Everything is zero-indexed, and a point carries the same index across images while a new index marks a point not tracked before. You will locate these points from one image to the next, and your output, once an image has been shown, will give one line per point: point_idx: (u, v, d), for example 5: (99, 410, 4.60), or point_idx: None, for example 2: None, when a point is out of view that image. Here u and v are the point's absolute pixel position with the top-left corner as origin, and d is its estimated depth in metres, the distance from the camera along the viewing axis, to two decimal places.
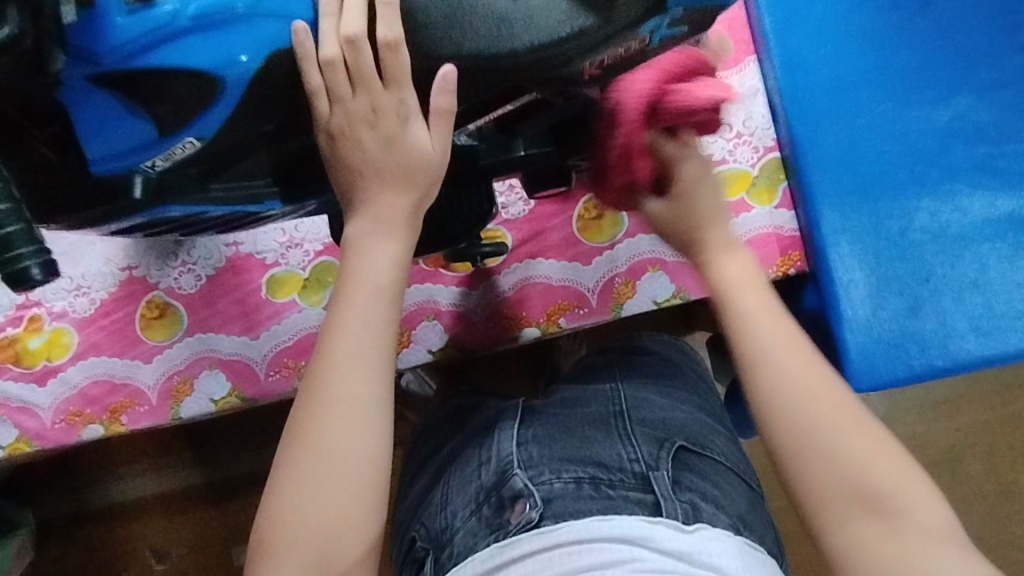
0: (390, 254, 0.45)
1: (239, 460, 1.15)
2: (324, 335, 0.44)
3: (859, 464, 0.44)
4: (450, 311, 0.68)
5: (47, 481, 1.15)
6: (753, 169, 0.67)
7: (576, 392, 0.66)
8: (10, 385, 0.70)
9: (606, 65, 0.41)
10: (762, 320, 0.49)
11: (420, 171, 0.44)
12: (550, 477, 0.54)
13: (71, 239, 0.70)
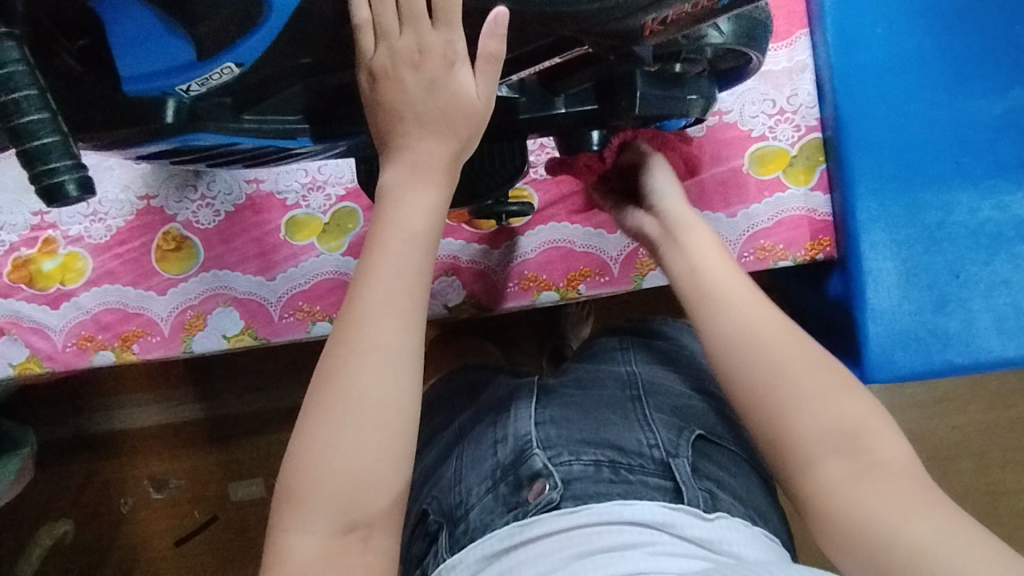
0: (427, 203, 0.44)
1: (242, 400, 1.17)
2: (358, 280, 0.43)
3: (827, 408, 0.46)
4: (469, 267, 0.68)
5: (51, 406, 1.16)
6: (792, 149, 0.65)
7: (588, 370, 0.66)
8: (24, 305, 0.70)
9: (669, 21, 0.39)
10: (727, 286, 0.53)
11: (461, 119, 0.43)
12: (570, 458, 0.55)
13: (89, 163, 0.69)
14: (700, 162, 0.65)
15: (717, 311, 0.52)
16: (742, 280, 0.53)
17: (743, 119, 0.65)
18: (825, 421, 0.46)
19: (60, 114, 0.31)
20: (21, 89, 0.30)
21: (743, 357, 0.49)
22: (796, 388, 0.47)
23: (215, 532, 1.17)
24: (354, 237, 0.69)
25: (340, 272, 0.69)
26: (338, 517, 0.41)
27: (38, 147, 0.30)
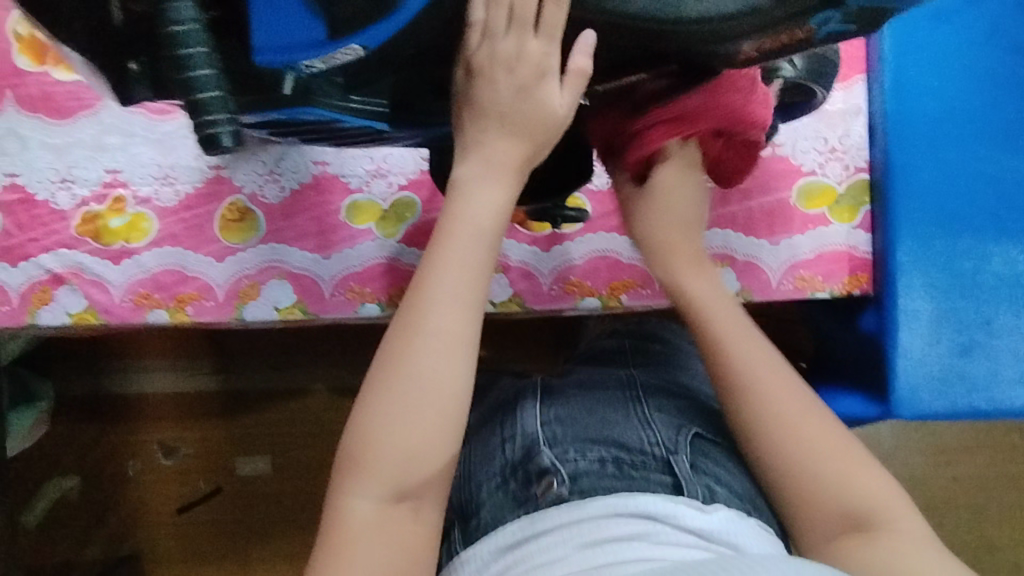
0: (493, 201, 0.47)
1: (259, 377, 1.20)
2: (422, 269, 0.46)
3: (852, 487, 0.49)
4: (518, 267, 0.70)
5: (73, 363, 1.19)
6: (839, 187, 0.68)
7: (591, 374, 0.70)
8: (87, 258, 0.73)
9: (764, 50, 0.41)
10: (758, 360, 0.54)
11: (539, 127, 0.46)
12: (575, 455, 0.58)
13: (168, 129, 0.73)
14: (749, 190, 0.68)
15: (753, 393, 0.53)
16: (767, 353, 0.55)
17: (795, 154, 0.68)
18: (855, 498, 0.49)
19: (220, 71, 0.39)
20: (192, 48, 0.36)
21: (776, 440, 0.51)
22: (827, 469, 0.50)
23: (214, 503, 1.19)
24: (411, 227, 0.72)
25: (392, 258, 0.72)
26: (391, 485, 0.44)
27: (202, 101, 0.38)
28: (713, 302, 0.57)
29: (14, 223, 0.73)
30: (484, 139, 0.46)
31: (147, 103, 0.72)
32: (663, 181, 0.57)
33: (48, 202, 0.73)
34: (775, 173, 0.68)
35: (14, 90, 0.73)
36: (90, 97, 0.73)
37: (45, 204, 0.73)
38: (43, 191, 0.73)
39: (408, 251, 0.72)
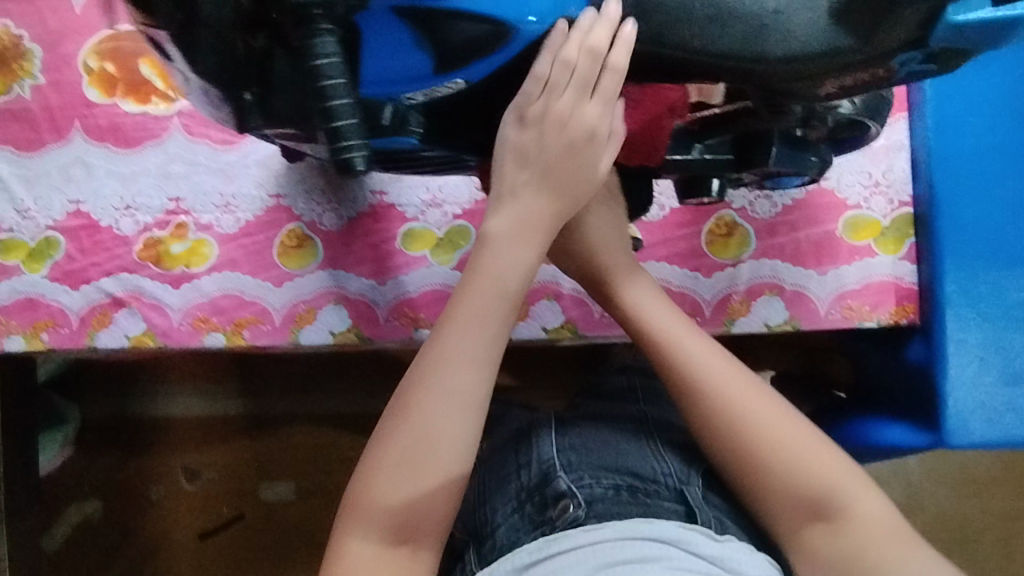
0: (522, 261, 0.50)
1: (285, 403, 1.20)
2: (441, 326, 0.50)
3: (805, 469, 0.55)
4: (571, 295, 0.72)
5: (101, 386, 1.20)
6: (884, 220, 0.70)
7: (604, 404, 0.74)
8: (148, 281, 0.75)
9: (844, 87, 0.42)
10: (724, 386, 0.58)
11: (581, 186, 0.51)
12: (591, 481, 0.63)
13: (229, 159, 0.75)
14: (796, 222, 0.70)
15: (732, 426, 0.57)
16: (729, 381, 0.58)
17: (840, 188, 0.70)
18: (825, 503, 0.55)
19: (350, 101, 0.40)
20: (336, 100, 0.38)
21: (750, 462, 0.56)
22: (799, 478, 0.55)
23: (237, 529, 1.19)
24: (465, 254, 0.74)
25: (446, 284, 0.74)
26: (391, 529, 0.49)
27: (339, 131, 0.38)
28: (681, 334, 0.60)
29: (78, 247, 0.75)
30: (522, 197, 0.50)
31: (211, 134, 0.75)
32: (596, 232, 0.61)
33: (112, 228, 0.75)
34: (821, 206, 0.70)
35: (83, 120, 0.75)
36: (156, 127, 0.75)
37: (109, 229, 0.75)
38: (107, 217, 0.75)
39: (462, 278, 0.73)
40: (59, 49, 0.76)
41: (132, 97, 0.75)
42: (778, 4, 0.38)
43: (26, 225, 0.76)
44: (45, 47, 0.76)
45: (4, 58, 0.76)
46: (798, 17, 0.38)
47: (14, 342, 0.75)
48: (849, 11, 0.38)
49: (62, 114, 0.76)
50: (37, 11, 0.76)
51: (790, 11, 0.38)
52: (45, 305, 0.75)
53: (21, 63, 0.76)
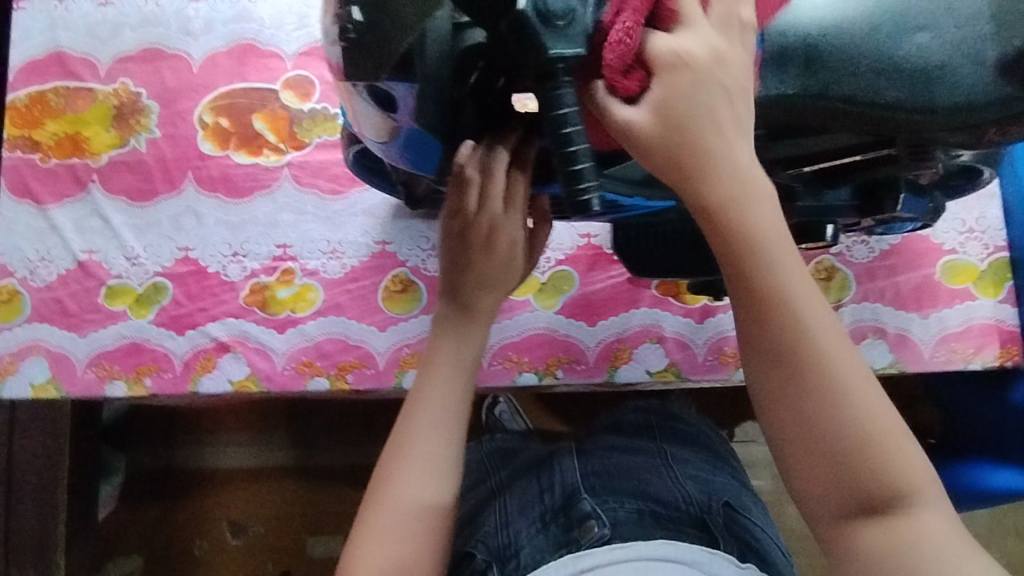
0: (475, 336, 0.53)
1: (336, 452, 1.15)
2: (415, 395, 0.52)
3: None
4: (674, 337, 0.73)
5: (150, 434, 1.15)
6: (982, 264, 0.71)
7: (624, 441, 0.73)
8: (253, 326, 0.76)
9: (1004, 135, 0.45)
10: (779, 247, 0.38)
11: (501, 279, 0.52)
12: (614, 505, 0.63)
13: (337, 208, 0.78)
14: (895, 266, 0.72)
15: (773, 300, 0.38)
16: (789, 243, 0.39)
17: (935, 234, 0.72)
18: (850, 424, 0.38)
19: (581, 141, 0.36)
20: (578, 145, 0.34)
21: (781, 338, 0.38)
22: (846, 418, 0.38)
23: None
24: (568, 298, 0.75)
25: (551, 328, 0.74)
26: None
27: (577, 170, 0.34)
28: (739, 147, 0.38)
29: (185, 293, 0.77)
30: (474, 298, 0.52)
31: (320, 185, 0.78)
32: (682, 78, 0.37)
33: (219, 274, 0.77)
34: (918, 251, 0.72)
35: (196, 172, 0.78)
36: (267, 178, 0.78)
37: (217, 275, 0.77)
38: (215, 263, 0.77)
39: (566, 322, 0.74)
40: (176, 105, 0.80)
41: (244, 149, 0.79)
42: (945, 59, 0.42)
43: (135, 271, 0.77)
44: (162, 103, 0.80)
45: (122, 114, 0.80)
46: (963, 71, 0.42)
47: (115, 387, 0.75)
48: (1013, 66, 0.42)
49: (175, 166, 0.79)
50: (156, 71, 0.81)
51: (955, 65, 0.42)
52: (150, 350, 0.76)
53: (139, 118, 0.80)
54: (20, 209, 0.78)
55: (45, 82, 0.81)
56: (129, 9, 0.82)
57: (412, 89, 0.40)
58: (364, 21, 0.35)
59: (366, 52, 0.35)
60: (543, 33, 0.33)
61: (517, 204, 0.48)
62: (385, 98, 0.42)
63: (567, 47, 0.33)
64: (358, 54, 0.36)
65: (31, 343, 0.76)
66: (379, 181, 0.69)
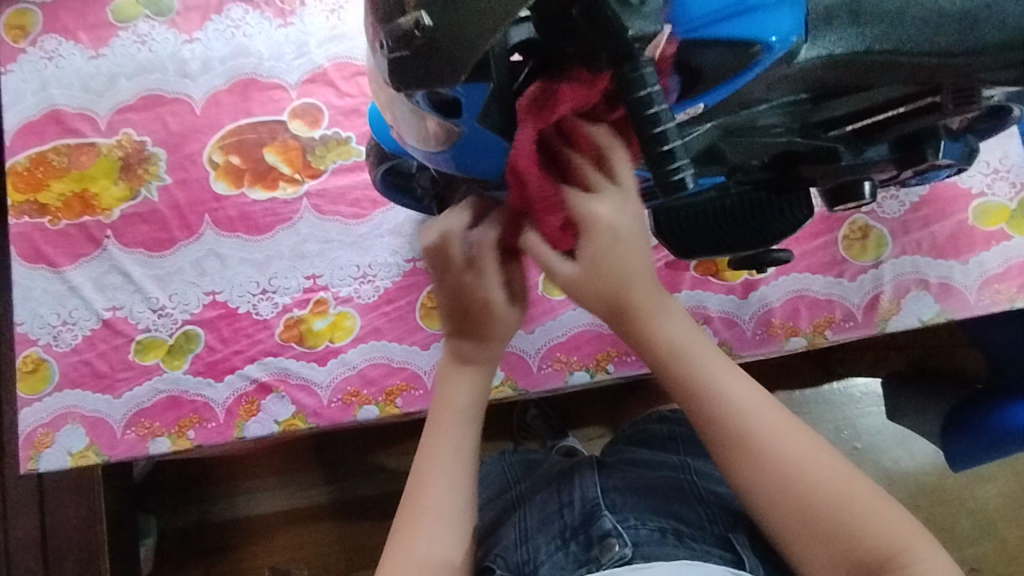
0: (473, 386, 0.51)
1: (369, 484, 1.08)
2: (420, 455, 0.51)
3: (825, 482, 0.44)
4: (720, 317, 0.72)
5: (175, 491, 1.08)
6: (1011, 203, 0.72)
7: (646, 455, 0.68)
8: (293, 361, 0.73)
9: None
10: (706, 358, 0.47)
11: (500, 335, 0.49)
12: (636, 523, 0.58)
13: (363, 231, 0.76)
14: (928, 216, 0.72)
15: (693, 386, 0.46)
16: (711, 347, 0.48)
17: (962, 179, 0.73)
18: (705, 393, 0.46)
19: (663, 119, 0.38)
20: (665, 124, 0.35)
21: (731, 437, 0.45)
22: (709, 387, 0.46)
23: None
24: None
25: (595, 323, 0.73)
26: None
27: (666, 150, 0.36)
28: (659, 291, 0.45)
29: (218, 337, 0.74)
30: (467, 354, 0.50)
31: (341, 211, 0.77)
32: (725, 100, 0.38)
33: (251, 313, 0.75)
34: (947, 199, 0.73)
35: (213, 214, 0.77)
36: (286, 211, 0.77)
37: (248, 315, 0.75)
38: (245, 303, 0.75)
39: None
40: (184, 149, 0.78)
41: (260, 185, 0.77)
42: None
43: (163, 323, 0.75)
44: (169, 149, 0.78)
45: (128, 165, 0.78)
46: (1011, 7, 0.41)
47: (158, 444, 0.73)
48: None
49: (191, 211, 0.77)
50: (159, 117, 0.79)
51: (1001, 4, 0.41)
52: (189, 401, 0.73)
53: (147, 166, 0.78)
54: (35, 275, 0.76)
55: (45, 143, 0.79)
56: (122, 58, 0.80)
57: (483, 92, 0.39)
58: (436, 24, 0.34)
59: (438, 57, 0.35)
60: (621, 12, 0.34)
61: (489, 266, 0.46)
62: (450, 103, 0.41)
63: (645, 27, 0.35)
64: (427, 60, 0.35)
65: (64, 411, 0.73)
66: (409, 200, 0.68)
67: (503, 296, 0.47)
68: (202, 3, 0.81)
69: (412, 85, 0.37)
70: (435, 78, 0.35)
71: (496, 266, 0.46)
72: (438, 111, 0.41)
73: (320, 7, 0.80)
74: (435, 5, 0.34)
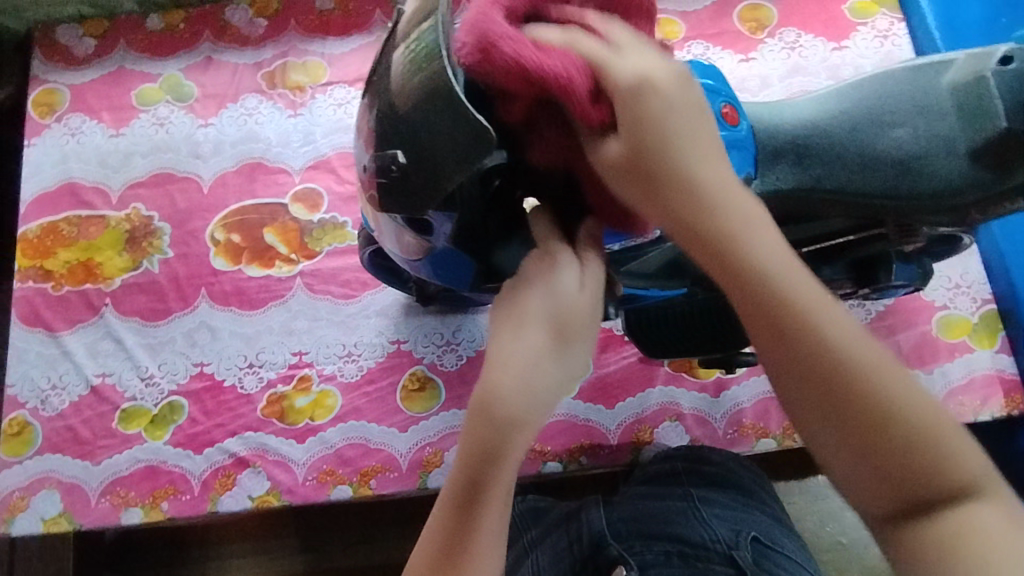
0: (511, 433, 0.38)
1: (346, 555, 0.96)
2: (434, 518, 0.41)
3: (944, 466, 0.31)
4: (692, 414, 0.75)
5: (135, 562, 0.96)
6: (973, 316, 0.75)
7: (648, 488, 0.65)
8: (272, 437, 0.75)
9: (989, 213, 0.49)
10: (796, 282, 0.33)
11: (563, 325, 0.39)
12: (642, 548, 0.59)
13: (351, 311, 0.79)
14: (893, 325, 0.75)
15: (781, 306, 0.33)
16: (796, 263, 0.34)
17: (926, 292, 0.76)
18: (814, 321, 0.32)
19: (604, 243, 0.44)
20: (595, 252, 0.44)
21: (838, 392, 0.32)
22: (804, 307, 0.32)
23: None
24: (584, 383, 0.76)
25: (571, 414, 0.75)
26: None
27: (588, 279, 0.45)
28: (700, 160, 0.34)
29: (202, 409, 0.76)
30: (506, 363, 0.38)
31: (332, 291, 0.80)
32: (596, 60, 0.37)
33: (236, 387, 0.77)
34: (910, 310, 0.76)
35: (209, 288, 0.80)
36: (280, 288, 0.80)
37: (233, 388, 0.77)
38: (232, 376, 0.77)
39: (585, 406, 0.75)
40: (188, 225, 0.82)
41: (257, 262, 0.81)
42: (922, 151, 0.48)
43: (150, 391, 0.77)
44: (174, 225, 0.83)
45: (134, 237, 0.82)
46: (940, 160, 0.47)
47: (130, 515, 0.73)
48: (987, 154, 0.46)
49: (188, 284, 0.80)
50: (168, 194, 0.84)
51: (933, 156, 0.47)
52: (166, 472, 0.74)
53: (151, 240, 0.82)
54: (32, 339, 0.79)
55: (58, 213, 0.83)
56: (141, 137, 0.86)
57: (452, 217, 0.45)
58: (409, 163, 0.41)
59: (410, 188, 0.41)
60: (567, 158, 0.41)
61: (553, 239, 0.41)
62: (424, 227, 0.45)
63: None
64: (411, 191, 0.41)
65: (42, 476, 0.74)
66: (393, 281, 0.72)
67: (563, 270, 0.39)
68: (220, 92, 0.87)
69: (389, 207, 0.43)
70: (409, 207, 0.42)
71: (576, 265, 0.40)
72: (411, 228, 0.47)
73: (329, 100, 0.87)
74: (409, 147, 0.41)
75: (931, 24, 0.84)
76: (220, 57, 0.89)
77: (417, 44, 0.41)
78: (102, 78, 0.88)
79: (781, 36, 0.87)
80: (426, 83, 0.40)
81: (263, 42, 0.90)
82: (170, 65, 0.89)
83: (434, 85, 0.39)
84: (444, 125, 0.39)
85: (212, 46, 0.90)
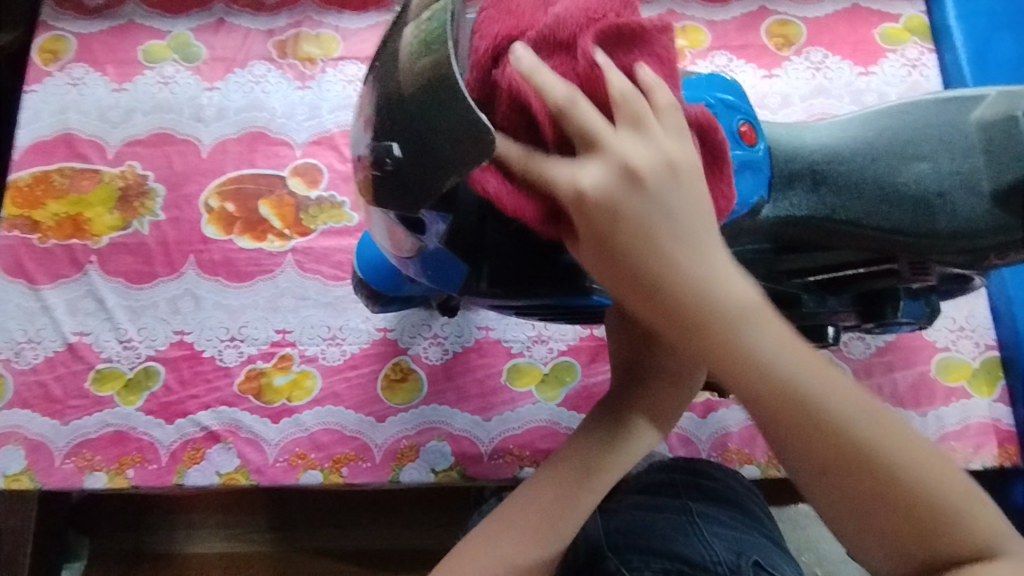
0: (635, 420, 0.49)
1: (317, 537, 0.95)
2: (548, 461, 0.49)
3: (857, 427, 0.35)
4: (678, 433, 0.73)
5: (101, 523, 0.95)
6: (974, 361, 0.73)
7: (648, 499, 0.61)
8: (247, 414, 0.73)
9: (1006, 258, 0.47)
10: (808, 367, 0.35)
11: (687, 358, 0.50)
12: (641, 564, 0.55)
13: (340, 293, 0.77)
14: (892, 363, 0.73)
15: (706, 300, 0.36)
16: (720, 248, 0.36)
17: (929, 331, 0.74)
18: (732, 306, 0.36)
19: None
20: None
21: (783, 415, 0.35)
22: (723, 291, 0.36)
23: None
24: (570, 390, 0.74)
25: (553, 421, 0.73)
26: None
27: None
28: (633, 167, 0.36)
29: (177, 378, 0.74)
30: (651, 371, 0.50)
31: (323, 270, 0.78)
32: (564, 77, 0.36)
33: (214, 359, 0.75)
34: (911, 349, 0.74)
35: (198, 255, 0.78)
36: (270, 263, 0.78)
37: (211, 360, 0.75)
38: (211, 347, 0.75)
39: (568, 414, 0.73)
40: (183, 189, 0.80)
41: (249, 234, 0.79)
42: (944, 189, 0.46)
43: (126, 355, 0.75)
44: (168, 187, 0.81)
45: (127, 196, 0.80)
46: (962, 200, 0.45)
47: (94, 478, 0.71)
48: (1010, 198, 0.44)
49: (177, 249, 0.78)
50: (165, 155, 0.82)
51: (955, 196, 0.46)
52: (135, 439, 0.72)
53: (144, 200, 0.80)
54: (11, 289, 0.77)
55: (51, 162, 0.81)
56: (144, 94, 0.84)
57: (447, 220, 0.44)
58: (403, 157, 0.39)
59: (403, 184, 0.39)
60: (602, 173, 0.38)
61: None
62: (417, 225, 0.45)
63: None
64: (403, 187, 0.39)
65: (8, 430, 0.72)
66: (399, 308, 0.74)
67: None
68: (230, 56, 0.85)
69: (382, 202, 0.41)
70: (401, 203, 0.40)
71: None
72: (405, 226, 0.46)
73: (339, 76, 0.85)
74: (405, 139, 0.38)
75: (963, 60, 0.82)
76: (232, 21, 0.87)
77: (428, 23, 0.39)
78: (110, 30, 0.86)
79: (808, 55, 0.85)
80: (428, 71, 0.37)
81: (278, 10, 0.87)
82: (181, 23, 0.87)
83: (435, 74, 0.37)
84: (439, 120, 0.36)
85: (226, 9, 0.87)
